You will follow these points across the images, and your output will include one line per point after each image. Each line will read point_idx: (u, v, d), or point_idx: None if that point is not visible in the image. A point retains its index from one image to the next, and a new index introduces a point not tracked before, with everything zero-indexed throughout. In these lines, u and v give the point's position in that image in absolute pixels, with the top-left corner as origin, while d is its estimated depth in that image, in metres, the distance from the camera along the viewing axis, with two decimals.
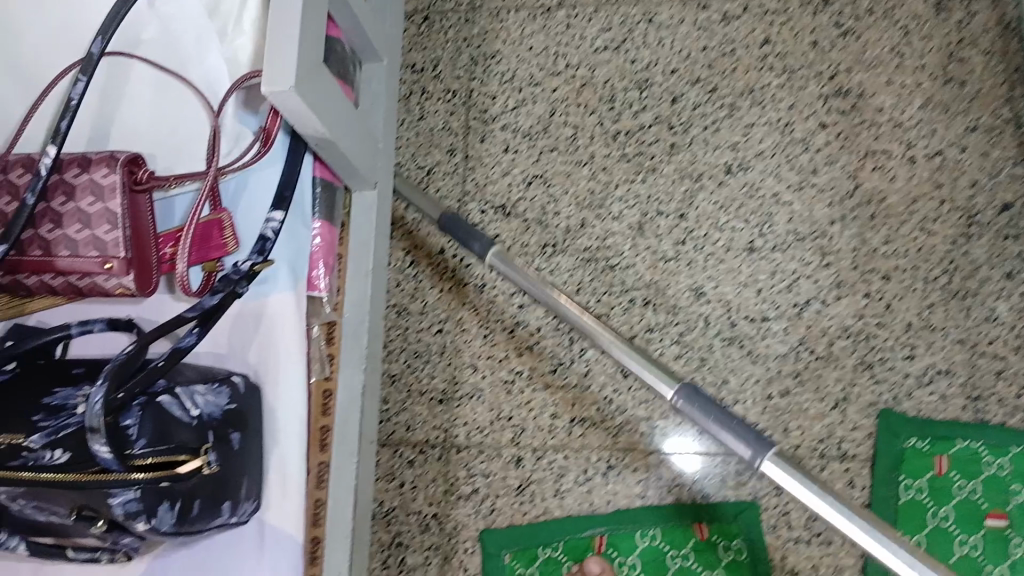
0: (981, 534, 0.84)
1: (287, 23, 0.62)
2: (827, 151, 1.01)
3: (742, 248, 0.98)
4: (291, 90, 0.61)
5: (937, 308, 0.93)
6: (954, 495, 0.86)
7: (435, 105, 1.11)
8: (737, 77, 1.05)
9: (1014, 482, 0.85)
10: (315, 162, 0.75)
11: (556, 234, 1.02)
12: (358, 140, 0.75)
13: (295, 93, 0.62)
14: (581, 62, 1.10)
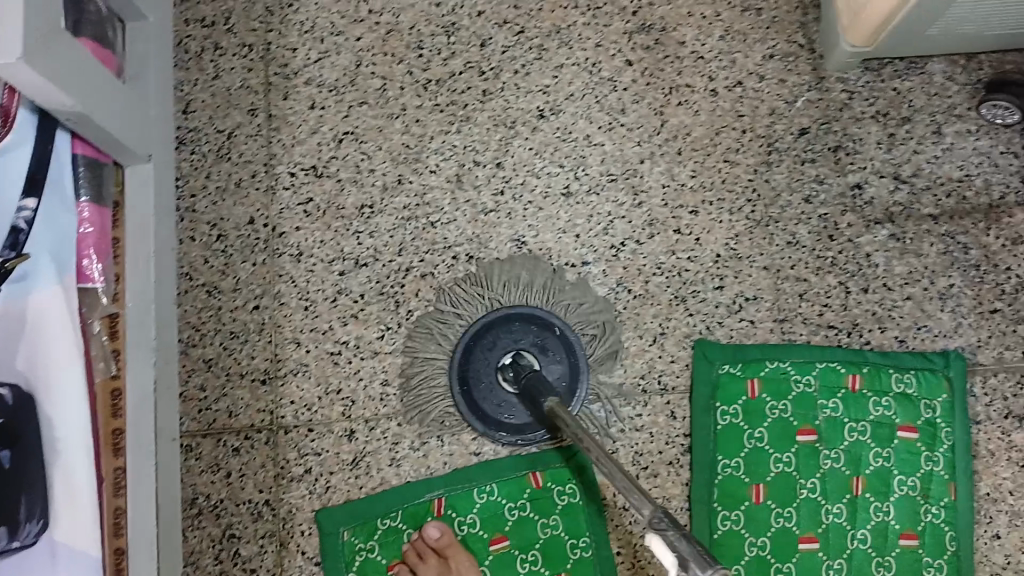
0: (793, 449, 0.90)
1: None
2: (635, 88, 1.01)
3: (559, 194, 0.98)
4: (16, 60, 0.57)
5: (744, 238, 0.96)
6: (768, 415, 0.91)
7: (230, 62, 0.99)
8: (543, 16, 1.02)
9: (821, 397, 0.92)
10: (76, 137, 0.71)
11: (372, 194, 0.97)
12: (120, 109, 0.73)
13: (24, 64, 0.58)
14: (384, 7, 1.02)
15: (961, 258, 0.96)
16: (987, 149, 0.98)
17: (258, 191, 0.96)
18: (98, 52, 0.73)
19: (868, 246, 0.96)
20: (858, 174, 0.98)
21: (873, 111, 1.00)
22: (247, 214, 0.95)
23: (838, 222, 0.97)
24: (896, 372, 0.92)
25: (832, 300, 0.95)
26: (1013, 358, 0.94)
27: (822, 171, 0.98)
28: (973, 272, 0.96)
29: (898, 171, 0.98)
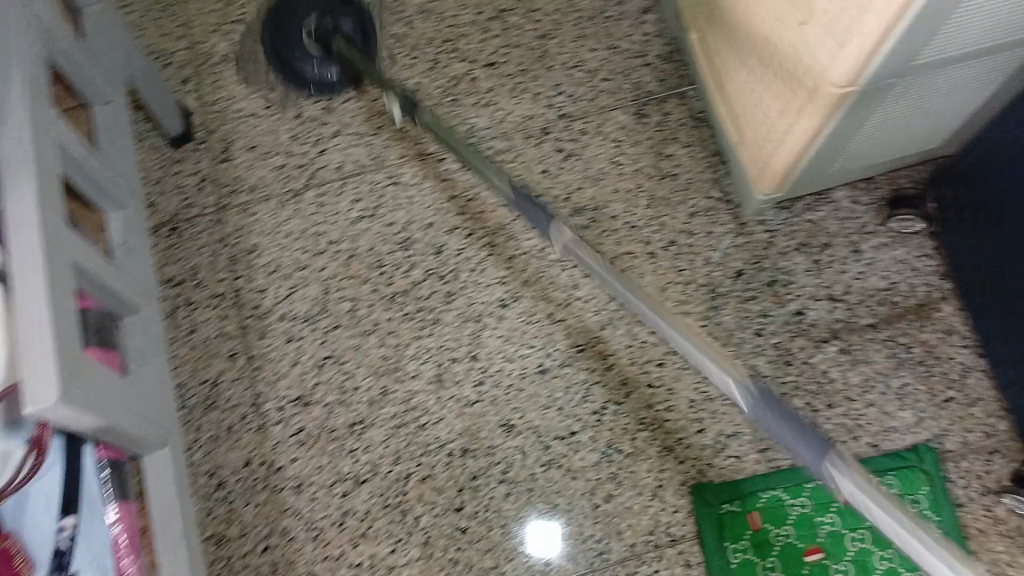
0: (806, 568, 0.94)
1: (34, 323, 0.60)
2: (581, 264, 1.11)
3: (535, 372, 1.05)
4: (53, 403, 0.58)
5: (711, 380, 1.04)
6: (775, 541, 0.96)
7: (204, 314, 1.10)
8: (486, 216, 1.14)
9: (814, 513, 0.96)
10: (96, 445, 0.75)
11: (360, 411, 1.04)
12: (132, 409, 0.75)
13: (57, 402, 0.59)
14: (342, 236, 1.13)
15: (904, 358, 1.04)
16: (903, 257, 1.09)
17: (250, 431, 1.04)
18: (105, 357, 0.76)
19: (823, 363, 1.05)
20: (796, 301, 1.08)
21: (795, 244, 1.11)
22: (242, 457, 1.02)
23: (790, 348, 1.05)
24: (876, 477, 0.98)
25: (805, 421, 1.01)
26: (977, 440, 1.00)
27: (764, 304, 1.08)
28: (919, 368, 1.03)
29: (829, 291, 1.08)
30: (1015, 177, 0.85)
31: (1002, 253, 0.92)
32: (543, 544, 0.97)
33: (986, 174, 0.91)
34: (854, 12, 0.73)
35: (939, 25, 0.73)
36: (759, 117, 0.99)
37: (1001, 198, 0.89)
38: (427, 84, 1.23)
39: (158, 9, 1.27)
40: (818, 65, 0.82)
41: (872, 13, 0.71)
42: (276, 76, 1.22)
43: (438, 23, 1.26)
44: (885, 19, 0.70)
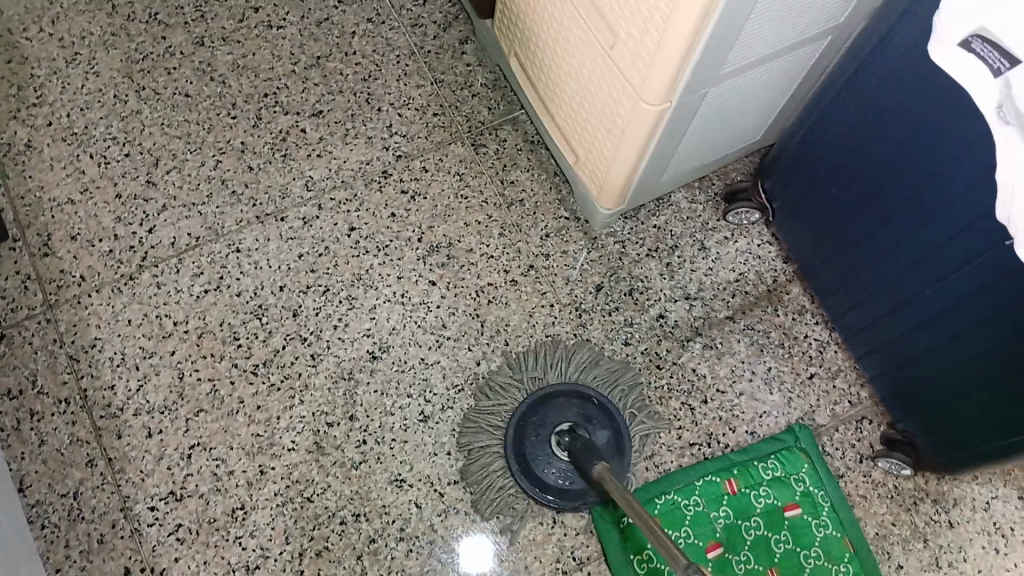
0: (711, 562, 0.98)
1: None
2: (446, 303, 1.09)
3: (417, 421, 1.03)
4: None
5: (590, 397, 1.05)
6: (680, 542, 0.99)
7: (51, 422, 1.00)
8: (340, 269, 1.11)
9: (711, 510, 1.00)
10: None
11: (240, 495, 0.99)
12: None
13: None
14: (188, 315, 1.06)
15: (766, 343, 1.10)
16: (747, 247, 1.15)
17: (122, 539, 0.96)
18: None
19: (691, 361, 1.08)
20: (657, 305, 1.11)
21: (646, 250, 1.14)
22: (120, 566, 0.94)
23: (659, 351, 1.08)
24: (760, 462, 1.03)
25: (684, 421, 1.05)
26: (844, 410, 1.07)
27: (628, 314, 1.10)
28: (780, 350, 1.10)
29: (686, 291, 1.12)
30: (835, 164, 0.92)
31: (833, 234, 0.99)
32: (475, 559, 0.98)
33: (807, 165, 0.98)
34: (655, 36, 0.78)
35: (734, 37, 0.79)
36: (588, 139, 1.03)
37: (824, 184, 0.96)
38: (252, 140, 1.17)
39: None
40: (633, 87, 0.86)
41: (670, 37, 0.76)
42: (88, 156, 1.14)
43: (254, 76, 1.21)
44: (683, 39, 0.75)
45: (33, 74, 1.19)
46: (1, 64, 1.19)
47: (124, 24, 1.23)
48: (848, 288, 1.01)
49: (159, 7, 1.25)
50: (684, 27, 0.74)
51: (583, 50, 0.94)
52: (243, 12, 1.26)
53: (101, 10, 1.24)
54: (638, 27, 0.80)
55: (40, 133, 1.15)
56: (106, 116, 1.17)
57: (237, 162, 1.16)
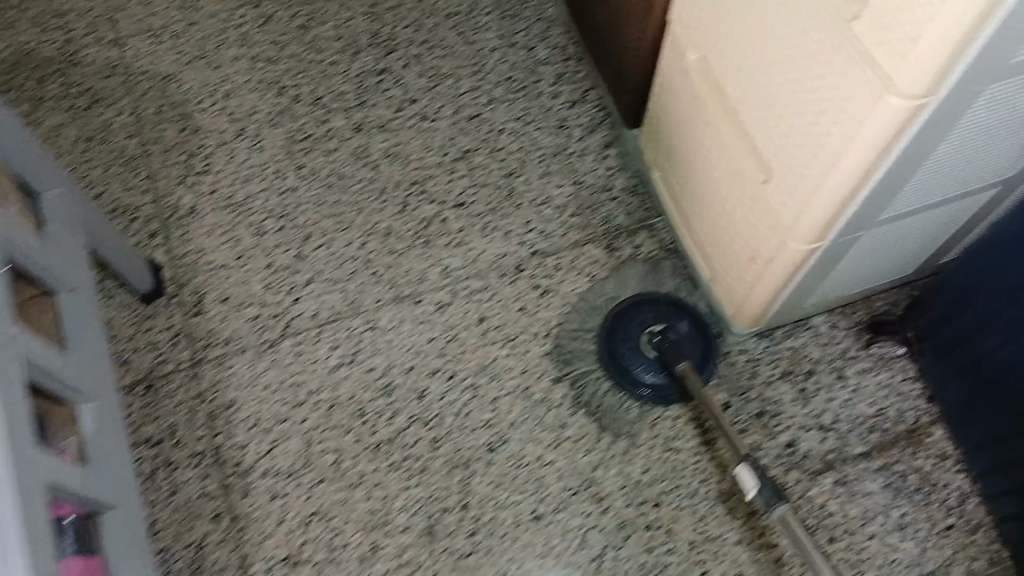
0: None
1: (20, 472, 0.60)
2: (568, 403, 1.09)
3: (529, 519, 1.02)
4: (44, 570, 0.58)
5: (709, 519, 1.02)
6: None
7: (185, 473, 1.04)
8: (468, 356, 1.13)
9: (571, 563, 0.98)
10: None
11: (351, 570, 0.99)
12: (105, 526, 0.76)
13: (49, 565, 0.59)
14: (321, 386, 1.10)
15: (900, 485, 1.04)
16: (885, 380, 1.11)
17: None
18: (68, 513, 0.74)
19: (818, 494, 1.04)
20: (787, 431, 1.07)
21: (778, 372, 1.11)
22: None
23: (785, 480, 1.04)
24: None
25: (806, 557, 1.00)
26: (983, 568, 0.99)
27: (756, 437, 1.07)
28: (915, 494, 1.03)
29: (818, 419, 1.08)
30: (1002, 313, 0.88)
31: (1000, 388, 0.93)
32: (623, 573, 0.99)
33: (969, 313, 0.94)
34: (812, 178, 0.79)
35: (901, 182, 0.79)
36: (728, 262, 1.03)
37: (991, 332, 0.91)
38: (397, 224, 1.23)
39: (121, 164, 1.27)
40: (784, 222, 0.87)
41: (830, 185, 0.77)
42: (246, 224, 1.22)
43: (405, 165, 1.28)
44: (845, 186, 0.76)
45: (204, 144, 1.29)
46: (175, 132, 1.30)
47: (290, 105, 1.32)
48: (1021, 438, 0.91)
49: (325, 93, 1.34)
50: (848, 173, 0.75)
51: (733, 179, 0.95)
52: (400, 103, 1.33)
53: (271, 91, 1.34)
54: (795, 167, 0.82)
55: (204, 199, 1.24)
56: (266, 190, 1.25)
57: (381, 243, 1.21)
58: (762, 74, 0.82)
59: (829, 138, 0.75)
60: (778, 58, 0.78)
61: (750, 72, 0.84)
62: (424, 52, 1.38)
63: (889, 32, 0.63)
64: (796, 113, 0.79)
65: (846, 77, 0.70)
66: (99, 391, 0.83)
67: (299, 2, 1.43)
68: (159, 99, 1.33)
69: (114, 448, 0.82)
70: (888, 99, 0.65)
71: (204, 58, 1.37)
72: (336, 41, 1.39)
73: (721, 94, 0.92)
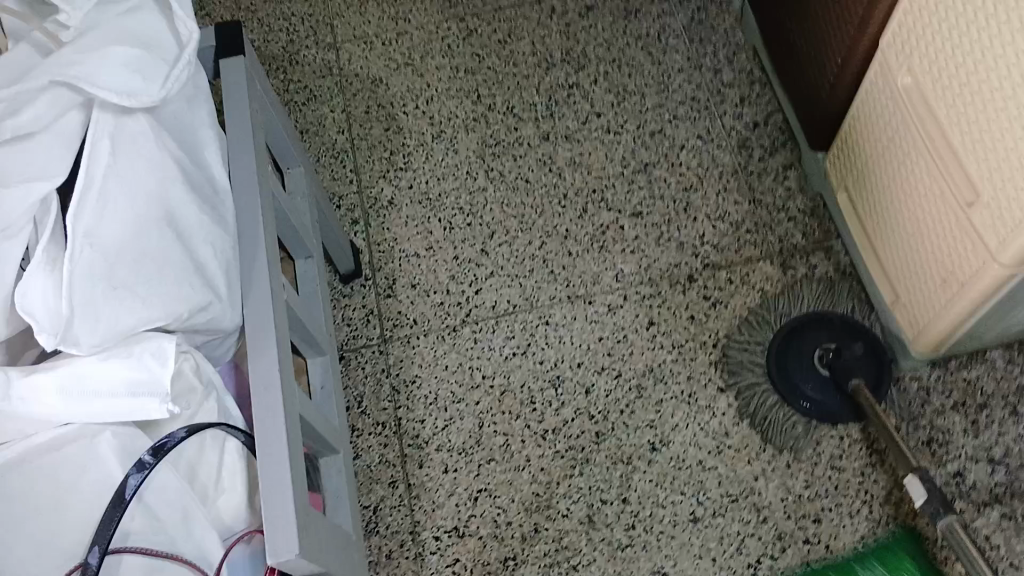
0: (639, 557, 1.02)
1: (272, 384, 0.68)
2: (731, 412, 1.12)
3: (687, 519, 1.05)
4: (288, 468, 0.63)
5: (869, 541, 1.02)
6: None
7: (368, 440, 1.14)
8: (635, 357, 1.18)
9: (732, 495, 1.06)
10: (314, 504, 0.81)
11: (513, 545, 1.06)
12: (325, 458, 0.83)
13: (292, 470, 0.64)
14: (495, 371, 1.18)
15: None
16: None
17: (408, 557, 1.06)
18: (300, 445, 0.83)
19: (985, 528, 1.01)
20: (956, 463, 1.05)
21: (951, 403, 1.09)
22: None
23: (952, 512, 1.02)
24: None
25: None
26: None
27: (924, 466, 1.05)
28: None
29: (990, 455, 1.05)
30: None
31: None
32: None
33: None
34: None
35: None
36: (916, 284, 1.04)
37: None
38: (575, 228, 1.30)
39: (331, 156, 1.41)
40: (989, 244, 0.88)
41: None
42: (437, 219, 1.33)
43: (586, 173, 1.35)
44: None
45: (405, 143, 1.41)
46: (381, 131, 1.43)
47: (485, 113, 1.43)
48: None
49: (517, 103, 1.43)
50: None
51: (935, 200, 0.96)
52: (586, 116, 1.40)
53: (468, 98, 1.45)
54: (1009, 189, 0.82)
55: (402, 193, 1.36)
56: (458, 188, 1.36)
57: (559, 245, 1.29)
58: (981, 95, 0.84)
59: None
60: (1002, 78, 0.80)
61: (967, 93, 0.86)
62: (613, 70, 1.45)
63: None
64: (1017, 134, 0.80)
65: None
66: (328, 347, 0.93)
67: (498, 17, 1.53)
68: (368, 100, 1.46)
69: (334, 398, 0.92)
70: None
71: (410, 66, 1.49)
72: (531, 56, 1.48)
73: (931, 115, 0.93)
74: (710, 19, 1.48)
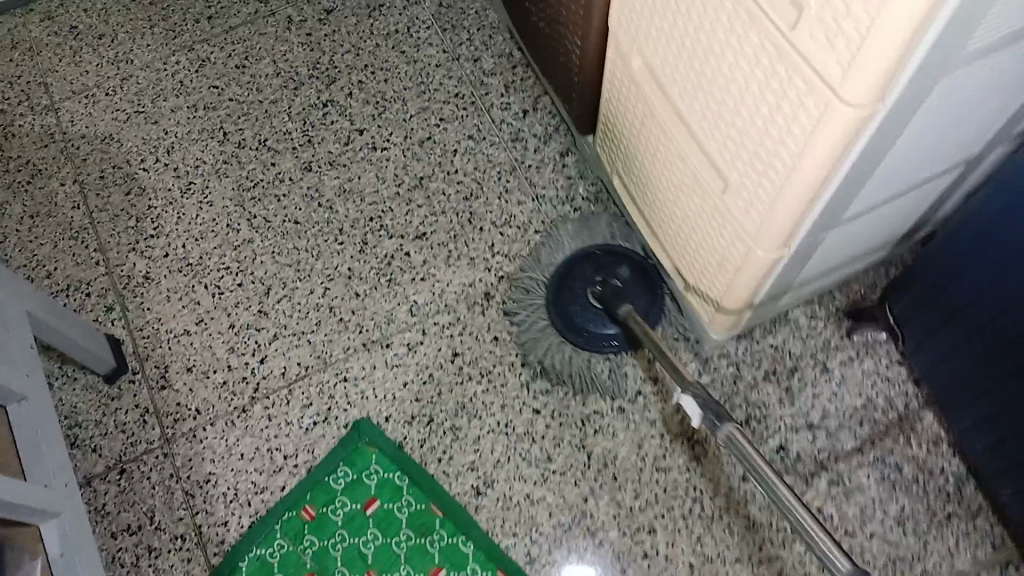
0: None
1: None
2: (551, 434, 1.06)
3: (524, 562, 1.00)
4: None
5: (706, 538, 0.99)
6: None
7: (169, 559, 1.03)
8: (444, 397, 1.10)
9: (531, 512, 1.02)
10: None
11: None
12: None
13: None
14: (298, 448, 1.08)
15: (897, 478, 1.00)
16: (873, 368, 1.07)
17: None
18: None
19: (815, 499, 1.00)
20: (777, 436, 1.04)
21: (763, 374, 1.07)
22: None
23: None
24: None
25: (810, 566, 0.96)
26: (987, 554, 0.96)
27: (745, 446, 1.03)
28: (914, 486, 1.00)
29: (808, 419, 1.04)
30: (981, 290, 0.85)
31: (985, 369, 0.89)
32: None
33: (946, 296, 0.91)
34: (769, 190, 0.74)
35: (861, 186, 0.73)
36: (698, 267, 0.99)
37: (973, 311, 0.88)
38: (357, 265, 1.20)
39: (68, 236, 1.25)
40: (747, 230, 0.82)
41: (789, 195, 0.71)
42: (202, 285, 1.20)
43: (359, 201, 1.24)
44: (803, 198, 0.71)
45: (152, 205, 1.26)
46: (121, 196, 1.27)
47: (235, 152, 1.28)
48: (1011, 380, 0.85)
49: (269, 134, 1.29)
50: (800, 184, 0.69)
51: (692, 188, 0.90)
52: (349, 135, 1.28)
53: (214, 139, 1.30)
54: (751, 175, 0.76)
55: (158, 264, 1.22)
56: (220, 246, 1.23)
57: (344, 288, 1.18)
58: (704, 82, 0.76)
59: (780, 145, 0.69)
60: (717, 64, 0.72)
61: (692, 80, 0.78)
62: (368, 77, 1.32)
63: (833, 36, 0.56)
64: (743, 119, 0.72)
65: (791, 84, 0.63)
66: (62, 508, 0.84)
67: (231, 40, 1.37)
68: (100, 163, 1.30)
69: (77, 561, 0.84)
70: (838, 108, 0.59)
71: (142, 113, 1.34)
72: (275, 78, 1.33)
73: (668, 100, 0.85)
74: (458, 2, 1.37)
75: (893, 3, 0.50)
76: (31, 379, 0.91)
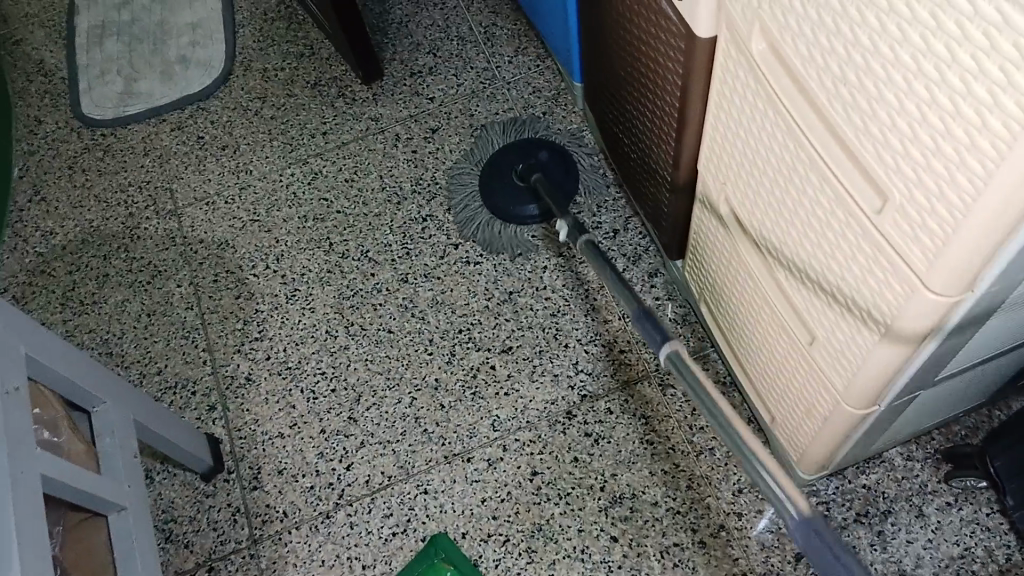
0: None
1: None
2: (629, 562, 1.05)
3: None
4: None
5: None
6: None
7: None
8: (522, 516, 1.11)
9: None
10: None
11: None
12: None
13: None
14: (376, 559, 1.12)
15: None
16: (972, 516, 1.02)
17: None
18: None
19: None
20: None
21: (853, 514, 1.03)
22: None
23: None
24: None
25: None
26: None
27: None
28: None
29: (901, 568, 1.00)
30: None
31: None
32: None
33: None
34: (852, 356, 0.73)
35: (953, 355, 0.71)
36: (784, 407, 0.98)
37: None
38: (445, 376, 1.24)
39: (181, 335, 1.36)
40: (832, 386, 0.81)
41: (874, 363, 0.71)
42: (299, 389, 1.27)
43: (450, 312, 1.29)
44: (890, 367, 0.70)
45: (258, 309, 1.36)
46: (232, 299, 1.38)
47: (339, 262, 1.38)
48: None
49: (371, 246, 1.38)
50: (890, 356, 0.68)
51: (780, 340, 0.89)
52: (444, 249, 1.35)
53: (321, 249, 1.40)
54: (835, 337, 0.75)
55: (260, 366, 1.31)
56: (318, 350, 1.30)
57: (430, 399, 1.23)
58: (794, 247, 0.77)
59: (863, 317, 0.69)
60: (804, 231, 0.73)
61: (780, 239, 0.79)
62: (467, 194, 1.40)
63: (919, 231, 0.56)
64: (829, 285, 0.73)
65: (876, 264, 0.63)
66: None
67: (342, 155, 1.49)
68: (215, 267, 1.42)
69: None
70: (924, 294, 0.59)
71: (257, 222, 1.45)
72: (381, 192, 1.43)
73: (756, 251, 0.86)
74: (556, 123, 1.45)
75: (977, 215, 0.51)
76: (132, 488, 0.97)
